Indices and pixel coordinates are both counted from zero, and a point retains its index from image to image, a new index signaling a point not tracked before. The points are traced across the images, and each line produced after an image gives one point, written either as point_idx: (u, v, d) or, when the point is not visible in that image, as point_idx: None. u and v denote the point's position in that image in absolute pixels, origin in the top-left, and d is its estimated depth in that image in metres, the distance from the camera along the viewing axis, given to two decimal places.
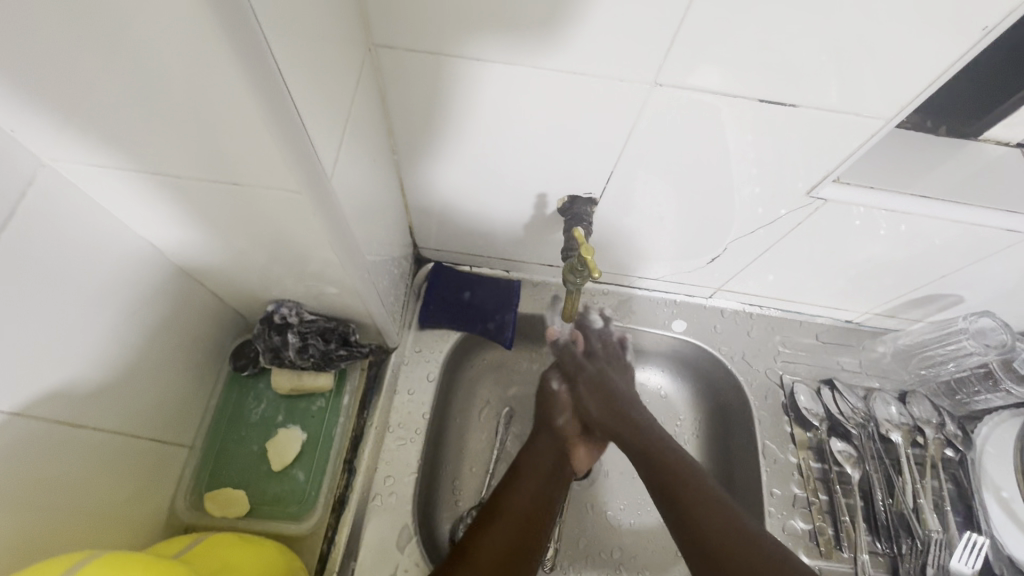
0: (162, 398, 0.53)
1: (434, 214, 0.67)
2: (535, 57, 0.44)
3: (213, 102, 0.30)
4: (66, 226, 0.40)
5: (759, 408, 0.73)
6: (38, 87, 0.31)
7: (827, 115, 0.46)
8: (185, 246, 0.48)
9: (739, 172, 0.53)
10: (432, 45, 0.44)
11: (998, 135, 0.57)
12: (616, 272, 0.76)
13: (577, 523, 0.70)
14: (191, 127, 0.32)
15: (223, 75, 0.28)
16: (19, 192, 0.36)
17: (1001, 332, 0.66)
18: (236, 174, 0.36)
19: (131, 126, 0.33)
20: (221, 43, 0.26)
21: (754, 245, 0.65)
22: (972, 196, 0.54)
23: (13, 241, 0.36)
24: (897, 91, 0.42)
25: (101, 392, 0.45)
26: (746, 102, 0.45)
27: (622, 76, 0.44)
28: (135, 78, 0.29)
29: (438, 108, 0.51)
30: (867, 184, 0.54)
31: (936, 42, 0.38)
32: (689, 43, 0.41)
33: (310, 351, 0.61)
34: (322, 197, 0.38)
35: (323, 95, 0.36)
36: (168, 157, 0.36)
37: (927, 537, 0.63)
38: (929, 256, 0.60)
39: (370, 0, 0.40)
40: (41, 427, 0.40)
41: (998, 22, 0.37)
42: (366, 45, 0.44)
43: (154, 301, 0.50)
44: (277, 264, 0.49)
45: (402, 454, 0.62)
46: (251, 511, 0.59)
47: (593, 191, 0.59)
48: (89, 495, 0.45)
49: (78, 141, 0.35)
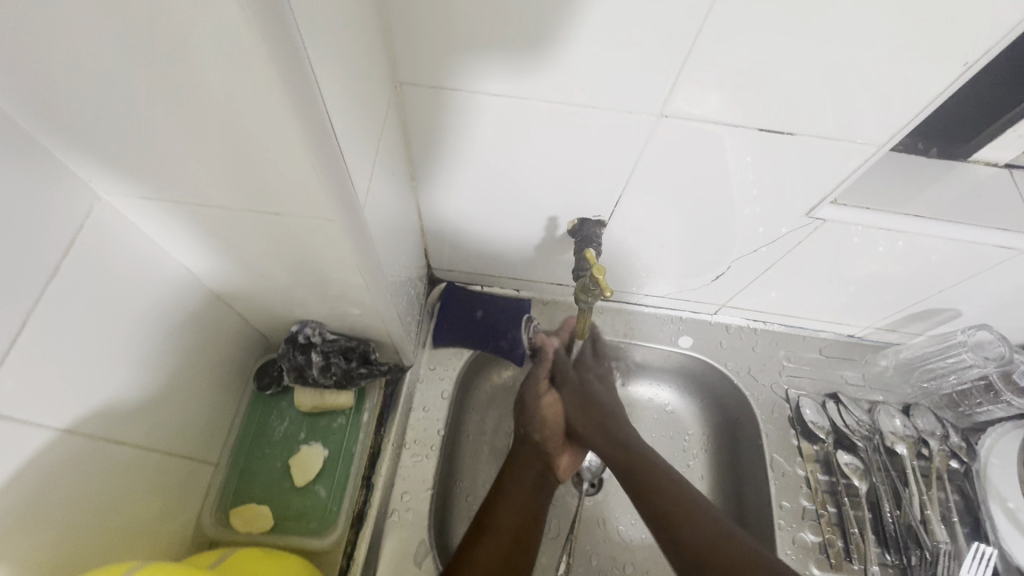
0: (190, 416, 0.55)
1: (448, 237, 0.69)
2: (549, 91, 0.47)
3: (261, 138, 0.32)
4: (117, 253, 0.43)
5: (765, 422, 0.74)
6: (105, 128, 0.34)
7: (824, 141, 0.48)
8: (219, 271, 0.50)
9: (742, 193, 0.56)
10: (453, 82, 0.47)
11: (987, 156, 0.59)
12: (624, 290, 0.78)
13: (589, 538, 0.71)
14: (240, 162, 0.35)
15: (275, 115, 0.31)
16: (78, 223, 0.39)
17: (999, 344, 0.68)
18: (277, 205, 0.39)
19: (185, 162, 0.36)
20: (274, 88, 0.29)
21: (759, 263, 0.67)
22: (964, 215, 0.56)
23: (70, 268, 0.38)
24: (887, 119, 0.45)
25: (136, 411, 0.47)
26: (746, 130, 0.48)
27: (630, 107, 0.47)
28: (195, 119, 0.32)
29: (457, 138, 0.54)
30: (864, 206, 0.56)
31: (921, 75, 0.41)
32: (693, 77, 0.44)
33: (333, 370, 0.63)
34: (354, 223, 0.41)
35: (358, 131, 0.38)
36: (215, 189, 0.38)
37: (935, 548, 0.64)
38: (926, 272, 0.63)
39: (398, 42, 0.44)
40: (84, 444, 0.42)
41: (977, 58, 0.40)
42: (392, 82, 0.48)
43: (188, 322, 0.52)
44: (304, 287, 0.52)
45: (417, 470, 0.64)
46: (275, 526, 0.61)
47: (602, 213, 0.61)
48: (121, 510, 0.47)
49: (136, 176, 0.38)
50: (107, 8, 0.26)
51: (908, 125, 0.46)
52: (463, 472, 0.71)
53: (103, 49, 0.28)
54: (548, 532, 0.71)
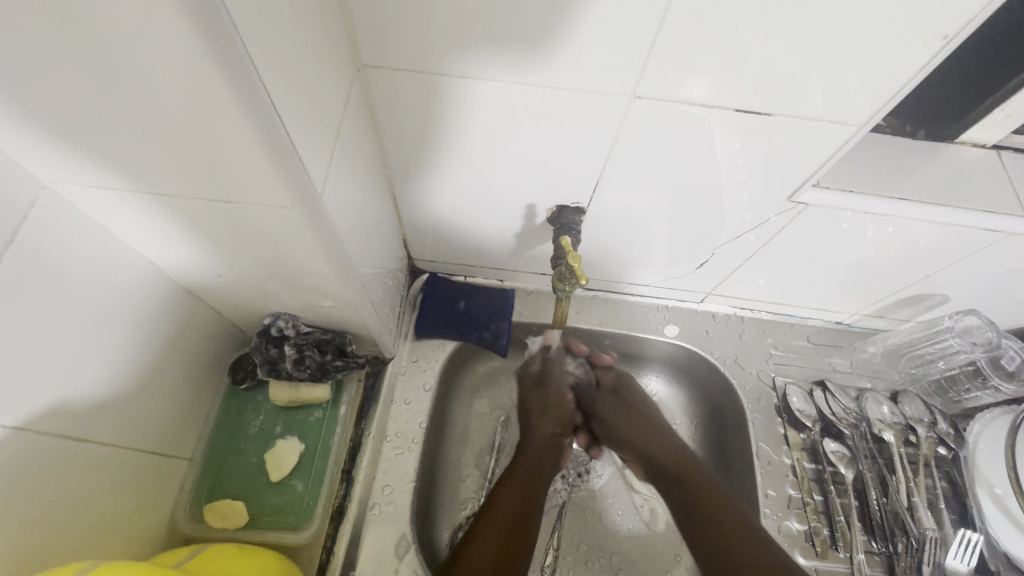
0: (161, 412, 0.54)
1: (427, 227, 0.68)
2: (519, 73, 0.45)
3: (206, 124, 0.31)
4: (69, 246, 0.41)
5: (752, 410, 0.73)
6: (38, 112, 0.32)
7: (805, 122, 0.47)
8: (186, 265, 0.49)
9: (724, 177, 0.55)
10: (419, 63, 0.45)
11: (974, 137, 0.58)
12: (609, 280, 0.77)
13: (575, 529, 0.71)
14: (187, 149, 0.34)
15: (215, 100, 0.29)
16: (21, 215, 0.37)
17: (987, 330, 0.66)
18: (233, 195, 0.38)
19: (130, 149, 0.35)
20: (212, 70, 0.28)
21: (742, 249, 0.66)
22: (952, 197, 0.55)
23: (17, 261, 0.37)
24: (869, 98, 0.44)
25: (101, 407, 0.46)
26: (724, 111, 0.47)
27: (603, 89, 0.46)
28: (131, 103, 0.31)
29: (428, 123, 0.52)
30: (849, 189, 0.55)
31: (901, 51, 0.40)
32: (666, 56, 0.42)
33: (307, 363, 0.62)
34: (314, 211, 0.40)
35: (313, 113, 0.37)
36: (165, 178, 0.37)
37: (922, 535, 0.63)
38: (913, 256, 0.61)
39: (359, 22, 0.42)
40: (44, 441, 0.41)
41: (958, 31, 0.38)
42: (356, 66, 0.46)
43: (155, 317, 0.51)
44: (273, 278, 0.51)
45: (399, 463, 0.63)
46: (250, 521, 0.60)
47: (581, 201, 0.60)
48: (89, 507, 0.46)
49: (81, 164, 0.37)
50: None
51: (890, 103, 0.44)
52: (448, 462, 0.71)
53: (21, 27, 0.27)
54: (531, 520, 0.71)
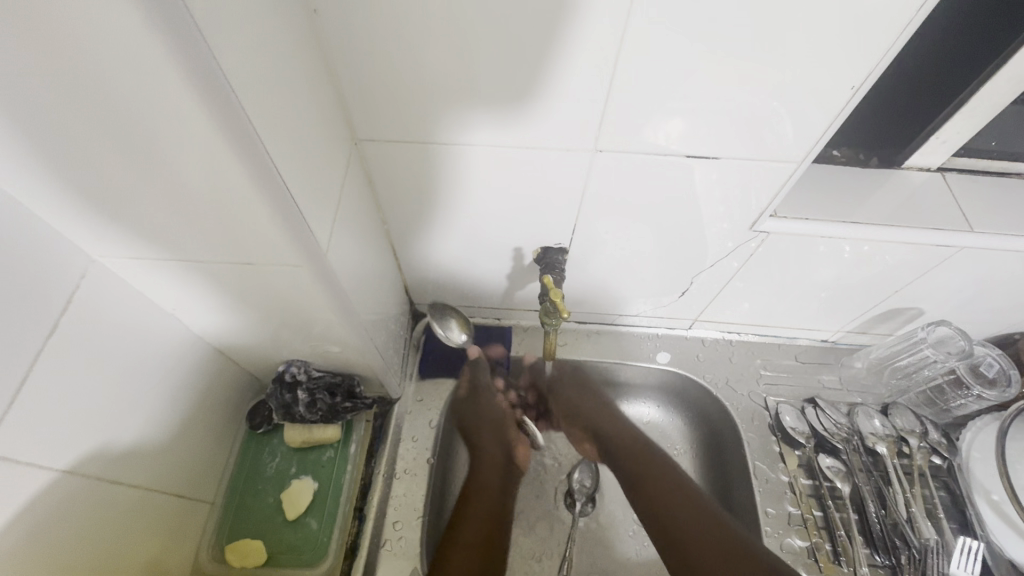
0: (185, 457, 0.59)
1: (426, 275, 0.74)
2: (494, 135, 0.52)
3: (230, 203, 0.37)
4: (109, 306, 0.47)
5: (747, 430, 0.76)
6: (86, 199, 0.38)
7: (748, 162, 0.53)
8: (208, 320, 0.55)
9: (706, 210, 0.60)
10: (409, 135, 0.52)
11: (919, 162, 0.63)
12: (599, 313, 0.81)
13: (588, 556, 0.73)
14: (210, 221, 0.40)
15: (232, 178, 0.35)
16: (73, 285, 0.43)
17: (959, 339, 0.69)
18: (248, 255, 0.43)
19: (164, 224, 0.40)
20: (229, 159, 0.34)
21: (718, 276, 0.71)
22: (906, 219, 0.60)
23: (73, 327, 0.43)
24: (803, 138, 0.50)
25: (134, 452, 0.51)
26: (677, 157, 0.53)
27: (569, 145, 0.52)
28: (167, 189, 0.37)
29: (419, 185, 0.58)
30: (805, 216, 0.60)
31: (820, 100, 0.47)
32: (620, 114, 0.49)
33: (319, 405, 0.66)
34: (318, 266, 0.45)
35: (316, 187, 0.44)
36: (191, 245, 0.43)
37: (923, 546, 0.64)
38: (883, 272, 0.65)
39: (354, 103, 0.49)
40: (89, 484, 0.46)
41: (862, 82, 0.45)
42: (353, 140, 0.53)
43: (183, 368, 0.56)
44: (287, 329, 0.56)
45: (408, 498, 0.66)
46: (269, 560, 0.63)
47: (563, 241, 0.65)
48: (123, 550, 0.50)
49: (120, 237, 0.42)
50: (70, 100, 0.31)
51: (822, 139, 0.50)
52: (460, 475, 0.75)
53: (70, 132, 0.33)
54: (541, 544, 0.73)
